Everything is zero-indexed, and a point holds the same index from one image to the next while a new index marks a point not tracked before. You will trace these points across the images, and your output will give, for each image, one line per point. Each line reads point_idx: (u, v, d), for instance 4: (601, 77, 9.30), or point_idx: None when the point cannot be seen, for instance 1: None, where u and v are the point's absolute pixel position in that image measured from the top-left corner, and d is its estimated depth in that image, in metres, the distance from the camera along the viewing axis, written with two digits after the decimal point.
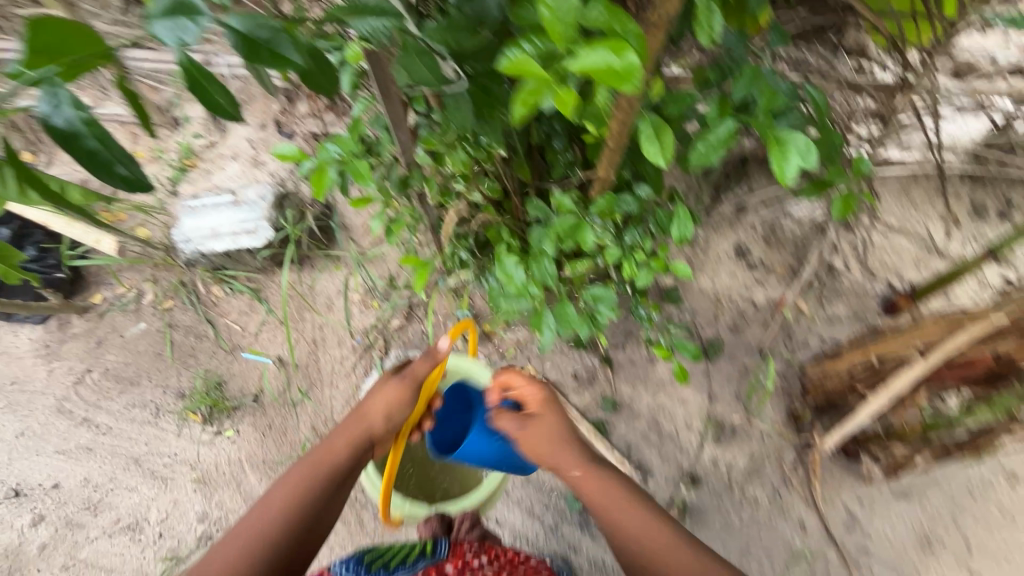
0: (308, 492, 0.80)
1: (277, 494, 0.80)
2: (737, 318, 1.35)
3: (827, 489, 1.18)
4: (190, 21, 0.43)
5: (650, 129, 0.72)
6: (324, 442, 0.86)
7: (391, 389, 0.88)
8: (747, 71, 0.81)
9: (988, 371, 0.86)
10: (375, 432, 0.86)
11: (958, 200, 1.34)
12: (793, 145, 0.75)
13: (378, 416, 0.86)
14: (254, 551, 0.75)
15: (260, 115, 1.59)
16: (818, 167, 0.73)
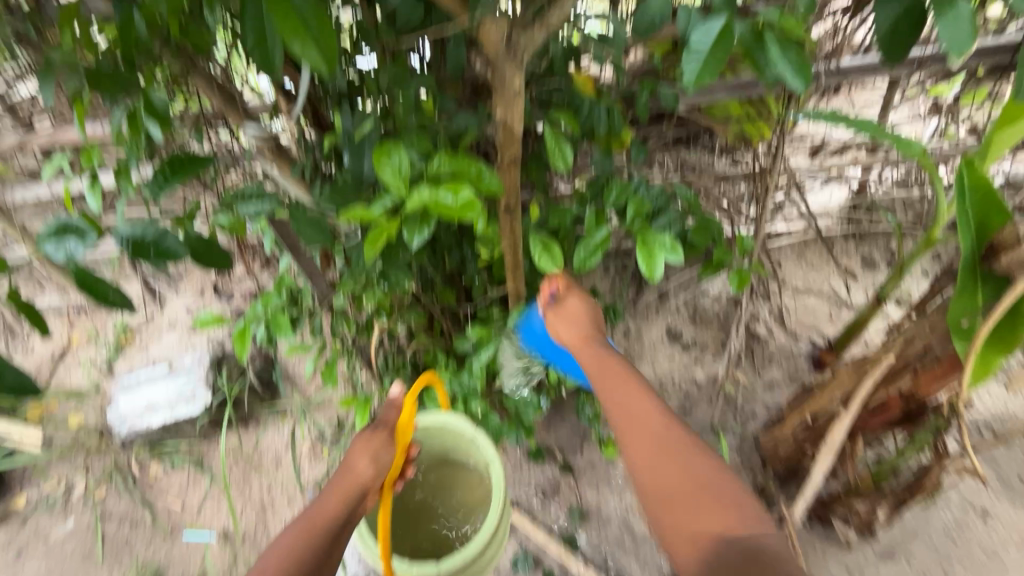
0: (310, 549, 0.71)
1: (272, 555, 0.70)
2: (683, 400, 1.37)
3: (812, 564, 1.12)
4: (76, 238, 0.49)
5: (538, 246, 0.84)
6: (311, 507, 0.78)
7: (370, 437, 0.85)
8: (612, 188, 0.97)
9: (902, 413, 0.89)
10: (366, 481, 0.80)
11: (848, 256, 1.48)
12: (659, 242, 0.88)
13: (367, 464, 0.82)
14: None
15: (198, 283, 1.65)
16: (684, 260, 0.87)
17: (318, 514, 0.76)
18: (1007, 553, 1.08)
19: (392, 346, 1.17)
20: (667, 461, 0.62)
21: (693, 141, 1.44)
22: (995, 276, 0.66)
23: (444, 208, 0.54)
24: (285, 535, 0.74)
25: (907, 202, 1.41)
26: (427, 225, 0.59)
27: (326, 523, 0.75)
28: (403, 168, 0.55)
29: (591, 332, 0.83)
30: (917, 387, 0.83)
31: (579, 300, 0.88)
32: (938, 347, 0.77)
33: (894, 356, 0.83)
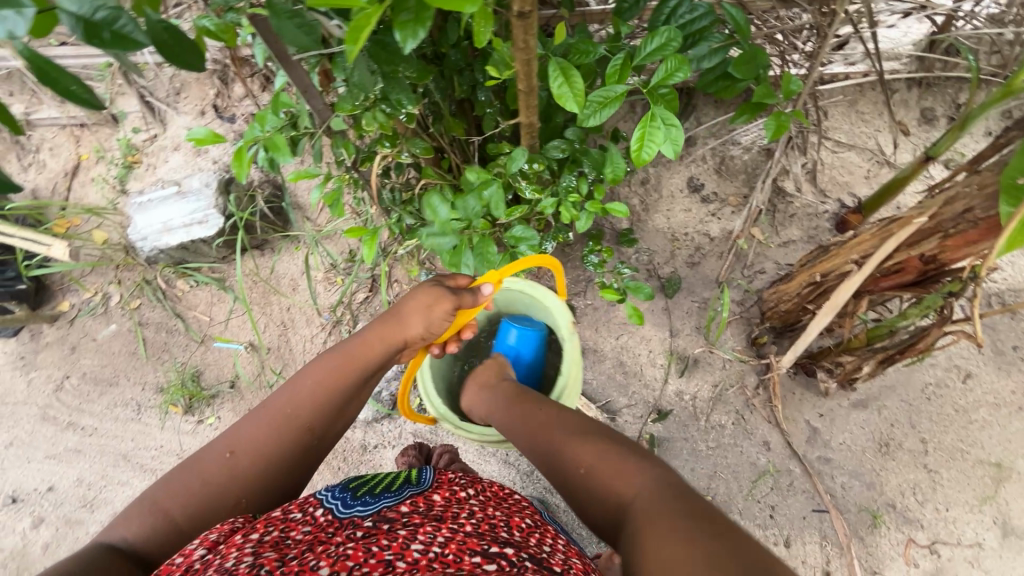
0: (338, 387, 0.83)
1: (311, 381, 0.82)
2: (693, 253, 1.35)
3: (787, 408, 1.21)
4: (11, 9, 0.39)
5: (556, 70, 0.76)
6: (353, 341, 0.86)
7: (431, 296, 0.88)
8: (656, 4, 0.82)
9: (917, 275, 0.86)
10: (411, 337, 0.88)
11: (906, 108, 1.32)
12: (662, 126, 0.82)
13: (417, 327, 0.88)
14: (290, 431, 0.80)
15: (197, 101, 1.55)
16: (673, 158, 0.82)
17: (361, 355, 0.85)
18: (975, 412, 1.14)
19: (398, 179, 1.13)
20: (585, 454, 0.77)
21: None
22: None
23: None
24: (322, 362, 0.84)
25: (994, 42, 1.20)
26: (421, 29, 0.51)
27: (361, 369, 0.85)
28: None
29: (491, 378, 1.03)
30: (942, 251, 0.79)
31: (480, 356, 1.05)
32: (980, 209, 0.71)
33: (927, 217, 0.77)
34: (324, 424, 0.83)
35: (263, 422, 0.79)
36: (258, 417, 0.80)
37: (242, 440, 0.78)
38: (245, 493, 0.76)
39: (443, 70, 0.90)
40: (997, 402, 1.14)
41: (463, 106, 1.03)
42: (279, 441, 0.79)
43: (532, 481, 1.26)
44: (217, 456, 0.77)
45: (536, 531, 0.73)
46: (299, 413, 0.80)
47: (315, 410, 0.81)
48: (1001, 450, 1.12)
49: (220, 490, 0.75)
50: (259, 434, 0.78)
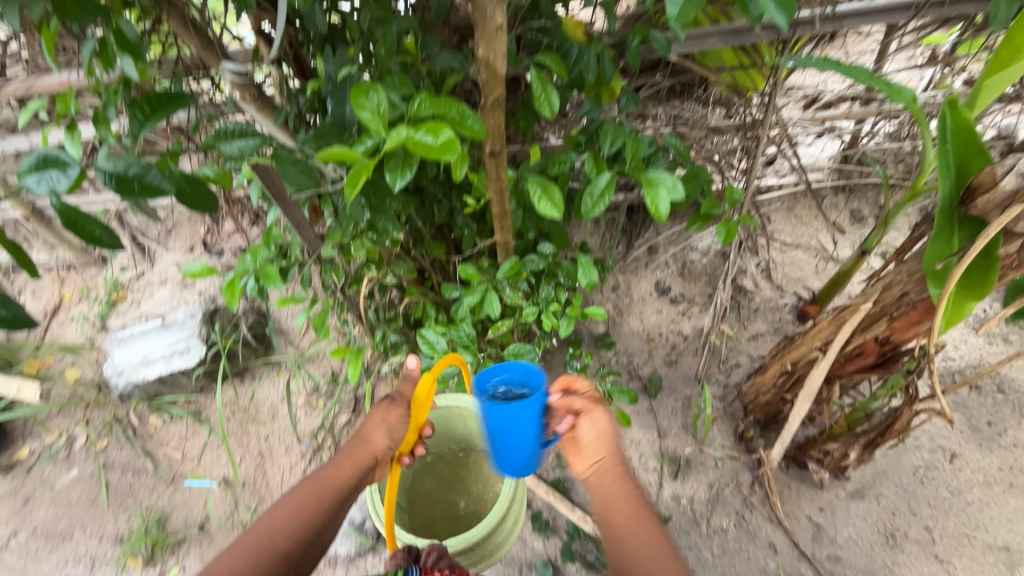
0: (320, 506, 0.78)
1: (291, 502, 0.77)
2: (669, 352, 1.40)
3: (787, 504, 1.19)
4: (58, 170, 0.47)
5: (537, 188, 0.86)
6: (327, 463, 0.84)
7: (386, 406, 0.89)
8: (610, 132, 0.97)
9: (877, 357, 0.92)
10: (377, 450, 0.87)
11: (837, 211, 1.49)
12: (662, 182, 0.90)
13: (383, 439, 0.87)
14: (266, 559, 0.70)
15: (187, 239, 1.64)
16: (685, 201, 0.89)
17: (338, 470, 0.83)
18: (970, 492, 1.14)
19: (382, 299, 1.19)
20: (633, 529, 0.73)
21: (685, 93, 1.42)
22: (969, 219, 0.66)
23: (425, 147, 0.52)
24: (302, 484, 0.80)
25: (896, 154, 1.40)
26: (409, 169, 0.59)
27: (343, 484, 0.82)
28: (382, 109, 0.52)
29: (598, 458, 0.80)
30: (892, 332, 0.86)
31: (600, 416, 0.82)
32: (914, 292, 0.79)
33: (872, 302, 0.84)
34: (305, 552, 0.74)
35: (237, 555, 0.69)
36: (229, 551, 0.70)
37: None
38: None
39: (425, 199, 1.00)
40: (988, 480, 1.14)
41: (443, 230, 1.12)
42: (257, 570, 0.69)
43: None
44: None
45: None
46: (278, 538, 0.73)
47: (298, 534, 0.74)
48: (1006, 532, 1.10)
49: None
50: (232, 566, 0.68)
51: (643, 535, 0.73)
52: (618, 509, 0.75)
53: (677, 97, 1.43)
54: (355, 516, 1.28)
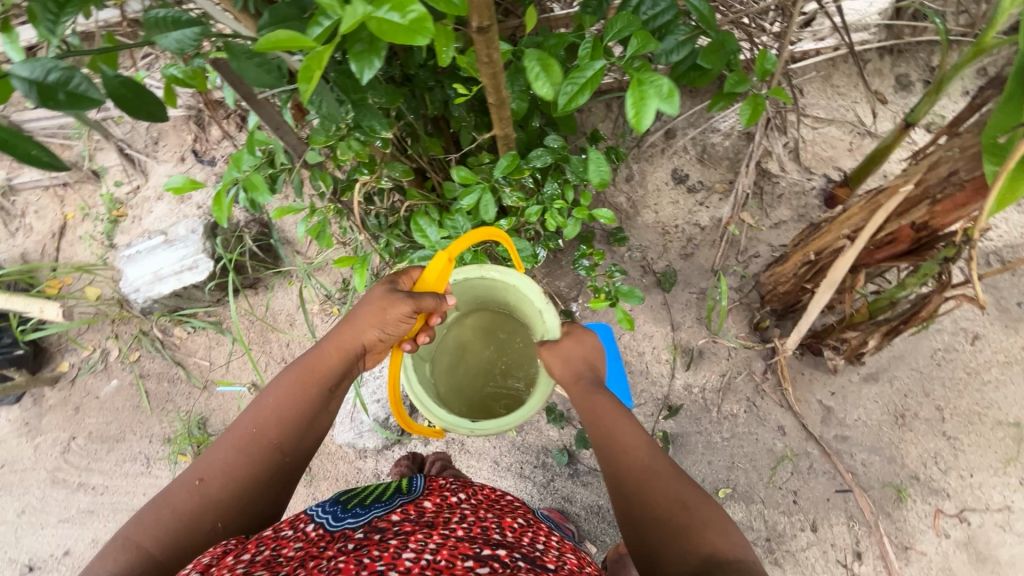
0: (309, 395, 0.77)
1: (279, 391, 0.77)
2: (686, 245, 1.34)
3: (798, 389, 1.20)
4: None
5: (535, 63, 0.75)
6: (312, 351, 0.80)
7: (380, 299, 0.81)
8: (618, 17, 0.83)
9: (911, 244, 0.85)
10: (365, 340, 0.81)
11: (881, 77, 1.32)
12: (654, 87, 0.75)
13: (371, 331, 0.80)
14: (255, 451, 0.74)
15: (176, 148, 1.55)
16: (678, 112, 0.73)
17: (328, 361, 0.79)
18: (988, 373, 1.13)
19: (382, 204, 1.13)
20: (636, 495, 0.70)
21: None
22: None
23: (392, 29, 0.43)
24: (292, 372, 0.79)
25: (959, 2, 1.20)
26: (379, 57, 0.51)
27: (333, 373, 0.79)
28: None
29: (583, 374, 0.81)
30: (932, 217, 0.78)
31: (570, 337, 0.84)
32: (965, 170, 0.71)
33: (913, 183, 0.76)
34: (300, 437, 0.77)
35: (232, 443, 0.73)
36: (228, 437, 0.74)
37: (214, 460, 0.72)
38: (226, 515, 0.71)
39: (413, 88, 0.89)
40: (1008, 360, 1.13)
41: (439, 123, 1.02)
42: (251, 456, 0.73)
43: (549, 493, 1.24)
44: (196, 482, 0.70)
45: (528, 530, 0.75)
46: (268, 428, 0.75)
47: (290, 422, 0.76)
48: (1019, 408, 1.11)
49: (197, 519, 0.69)
50: (228, 454, 0.73)
51: (630, 439, 0.74)
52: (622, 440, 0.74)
53: None
54: (378, 415, 1.35)
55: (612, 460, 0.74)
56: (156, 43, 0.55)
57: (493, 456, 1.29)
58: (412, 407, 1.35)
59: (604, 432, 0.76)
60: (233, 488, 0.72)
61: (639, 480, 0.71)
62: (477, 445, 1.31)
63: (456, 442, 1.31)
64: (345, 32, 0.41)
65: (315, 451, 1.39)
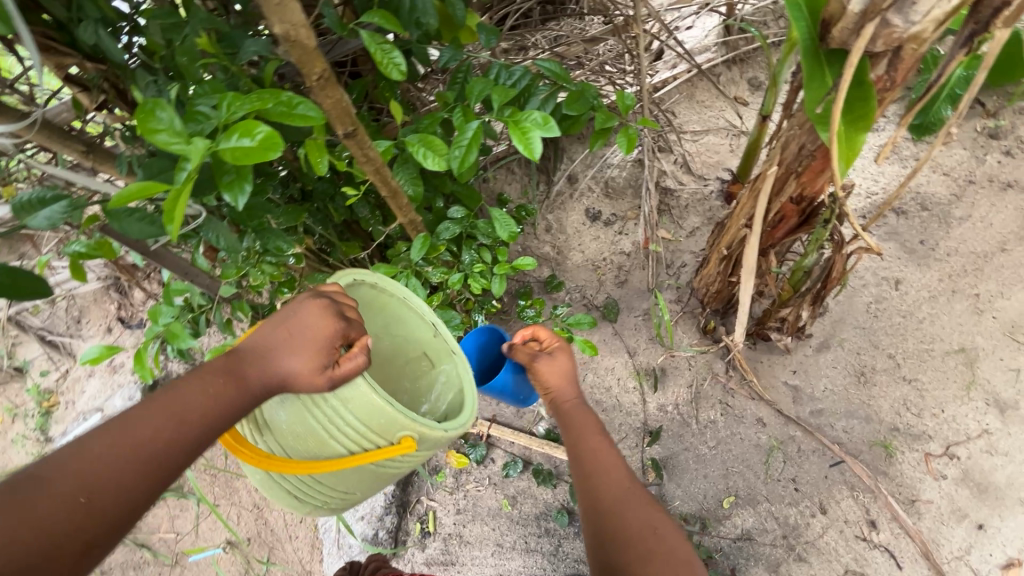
0: (223, 402, 0.64)
1: (185, 395, 0.62)
2: (618, 273, 1.39)
3: (762, 378, 1.22)
4: None
5: (421, 150, 0.82)
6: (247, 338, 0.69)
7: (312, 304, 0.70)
8: (477, 84, 0.90)
9: (799, 216, 0.92)
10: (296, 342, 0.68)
11: (736, 84, 1.47)
12: (531, 120, 0.86)
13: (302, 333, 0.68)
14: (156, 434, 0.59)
15: (101, 320, 1.51)
16: (557, 133, 0.85)
17: (251, 370, 0.67)
18: (920, 311, 1.19)
19: None
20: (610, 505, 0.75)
21: (559, 11, 1.39)
22: (834, 54, 0.65)
23: (245, 152, 0.46)
24: (209, 375, 0.65)
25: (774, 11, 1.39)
26: (248, 182, 0.54)
27: (260, 381, 0.67)
28: (178, 125, 0.46)
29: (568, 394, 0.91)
30: (803, 187, 0.86)
31: (562, 361, 0.94)
32: (811, 142, 0.79)
33: (777, 165, 0.85)
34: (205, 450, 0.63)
35: (109, 458, 0.56)
36: (103, 441, 0.57)
37: (86, 472, 0.55)
38: (99, 543, 0.54)
39: (312, 202, 0.93)
40: (932, 293, 1.20)
41: (349, 226, 1.06)
42: (142, 475, 0.58)
43: (561, 560, 1.18)
44: (62, 500, 0.53)
45: None
46: (166, 439, 0.60)
47: (198, 435, 0.62)
48: (959, 334, 1.16)
49: (50, 555, 0.51)
50: (104, 468, 0.56)
51: (609, 469, 0.79)
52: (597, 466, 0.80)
53: (553, 18, 1.39)
54: (366, 532, 1.27)
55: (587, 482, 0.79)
56: (27, 224, 0.62)
57: (496, 538, 1.23)
58: (400, 514, 1.28)
59: (583, 454, 0.82)
60: (119, 511, 0.56)
61: (612, 501, 0.75)
62: (475, 533, 1.24)
63: (454, 535, 1.25)
64: (197, 164, 0.45)
65: None
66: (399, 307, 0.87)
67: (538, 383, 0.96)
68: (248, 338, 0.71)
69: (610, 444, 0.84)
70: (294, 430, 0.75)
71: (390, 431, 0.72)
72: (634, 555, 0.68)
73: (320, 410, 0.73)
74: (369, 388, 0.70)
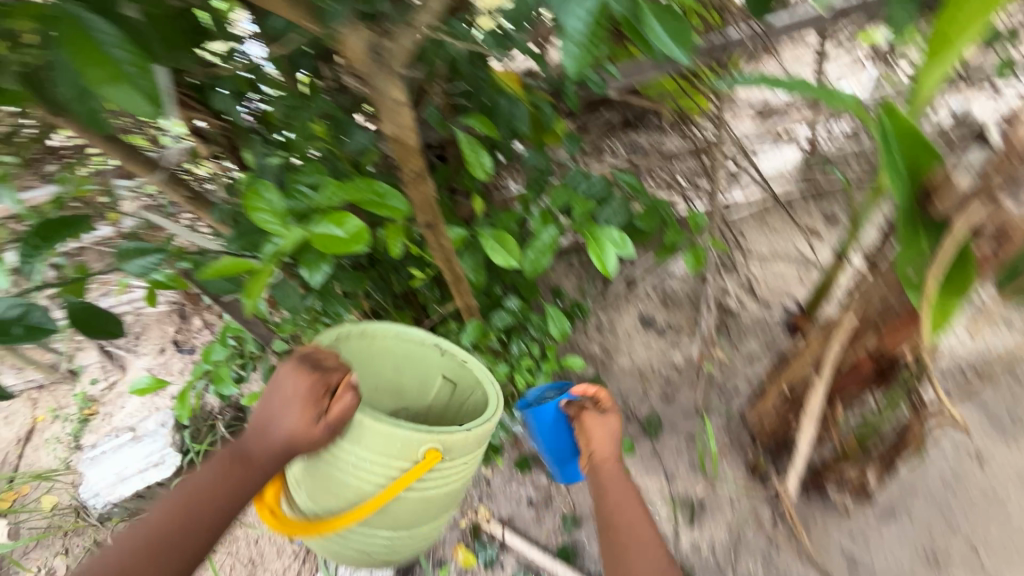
0: (233, 483, 0.68)
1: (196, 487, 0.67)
2: (665, 387, 1.33)
3: (814, 536, 1.09)
4: None
5: (491, 240, 0.83)
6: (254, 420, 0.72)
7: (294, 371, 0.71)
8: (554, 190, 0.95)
9: (874, 371, 0.86)
10: (267, 434, 0.69)
11: (810, 216, 1.46)
12: (608, 237, 0.88)
13: (284, 408, 0.69)
14: (179, 522, 0.65)
15: (157, 340, 1.58)
16: (633, 253, 0.85)
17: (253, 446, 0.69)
18: (1006, 495, 1.05)
19: None
20: None
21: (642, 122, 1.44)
22: (932, 223, 0.63)
23: (334, 240, 0.48)
24: (220, 462, 0.69)
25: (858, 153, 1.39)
26: (327, 262, 0.57)
27: (264, 456, 0.69)
28: (280, 206, 0.50)
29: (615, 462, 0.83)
30: (883, 344, 0.81)
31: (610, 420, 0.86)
32: (896, 300, 0.76)
33: (855, 316, 0.81)
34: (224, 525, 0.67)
35: (141, 547, 0.63)
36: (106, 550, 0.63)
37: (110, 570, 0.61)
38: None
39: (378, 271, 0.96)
40: (1021, 478, 1.06)
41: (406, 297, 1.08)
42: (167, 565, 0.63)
43: None
44: None
45: None
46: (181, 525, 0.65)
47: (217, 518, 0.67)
48: None
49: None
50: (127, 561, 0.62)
51: (637, 536, 0.77)
52: (630, 530, 0.77)
53: (635, 128, 1.45)
54: None
55: (611, 538, 0.78)
56: (124, 268, 0.68)
57: None
58: None
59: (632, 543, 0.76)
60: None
61: None
62: None
63: None
64: (292, 247, 0.48)
65: None
66: (387, 341, 0.82)
67: (581, 440, 0.88)
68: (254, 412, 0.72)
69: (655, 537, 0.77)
70: (324, 490, 0.76)
71: (412, 448, 0.71)
72: None
73: (333, 462, 0.73)
74: (371, 420, 0.70)
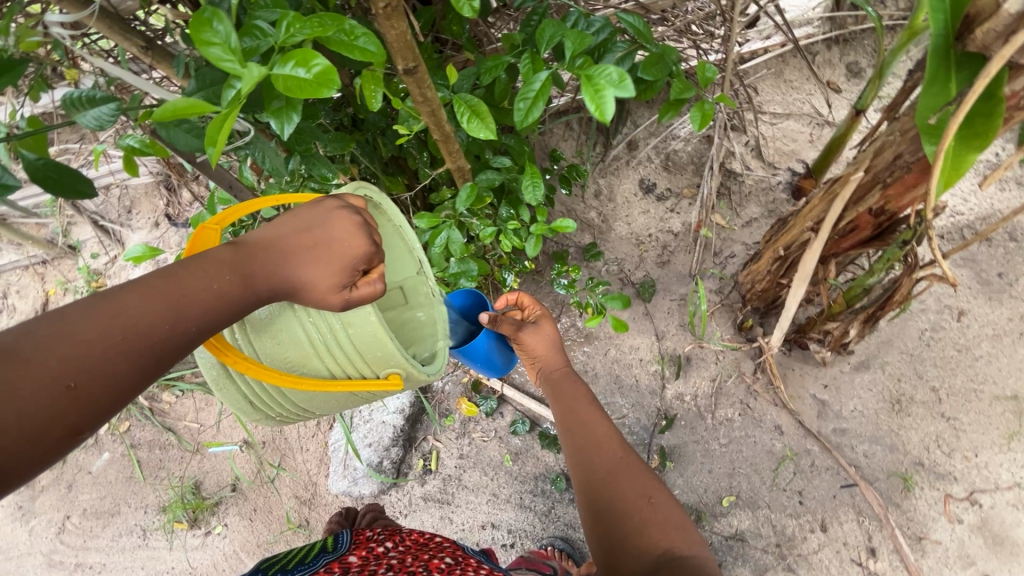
0: (230, 300, 0.56)
1: (192, 283, 0.54)
2: (661, 252, 1.33)
3: (790, 386, 1.17)
4: None
5: (466, 109, 0.74)
6: (265, 236, 0.60)
7: (340, 224, 0.60)
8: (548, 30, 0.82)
9: (873, 230, 0.85)
10: (293, 266, 0.59)
11: (832, 67, 1.33)
12: (605, 76, 0.72)
13: (314, 263, 0.59)
14: (167, 322, 0.52)
15: (150, 214, 1.56)
16: (634, 93, 0.70)
17: (264, 271, 0.58)
18: (978, 347, 1.11)
19: None
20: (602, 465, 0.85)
21: None
22: (967, 57, 0.57)
23: (299, 83, 0.45)
24: (224, 256, 0.57)
25: None
26: (295, 111, 0.55)
27: (267, 286, 0.58)
28: (234, 42, 0.45)
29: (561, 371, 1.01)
30: (887, 201, 0.78)
31: (546, 335, 1.02)
32: (908, 153, 0.71)
33: (864, 170, 0.77)
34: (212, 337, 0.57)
35: (105, 338, 0.49)
36: (87, 316, 0.49)
37: (80, 355, 0.47)
38: (84, 427, 0.49)
39: (366, 133, 0.91)
40: (996, 332, 1.11)
41: (397, 162, 1.03)
42: (138, 365, 0.50)
43: (551, 521, 1.22)
44: (47, 377, 0.46)
45: (454, 568, 0.77)
46: (175, 325, 0.52)
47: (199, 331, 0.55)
48: (1015, 380, 1.08)
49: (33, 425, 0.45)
50: (99, 354, 0.48)
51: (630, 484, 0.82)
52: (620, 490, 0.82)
53: None
54: (372, 457, 1.32)
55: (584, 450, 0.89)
56: (77, 121, 0.64)
57: (493, 488, 1.27)
58: (405, 448, 1.33)
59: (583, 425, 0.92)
60: (112, 391, 0.49)
61: (608, 472, 0.84)
62: (474, 479, 1.28)
63: (453, 478, 1.30)
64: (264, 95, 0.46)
65: (311, 504, 1.38)
66: (390, 234, 0.82)
67: (526, 355, 1.04)
68: (257, 232, 0.61)
69: (600, 415, 0.94)
70: (269, 335, 0.66)
71: (383, 363, 0.66)
72: (601, 459, 0.86)
73: (312, 321, 0.65)
74: (376, 322, 0.64)
